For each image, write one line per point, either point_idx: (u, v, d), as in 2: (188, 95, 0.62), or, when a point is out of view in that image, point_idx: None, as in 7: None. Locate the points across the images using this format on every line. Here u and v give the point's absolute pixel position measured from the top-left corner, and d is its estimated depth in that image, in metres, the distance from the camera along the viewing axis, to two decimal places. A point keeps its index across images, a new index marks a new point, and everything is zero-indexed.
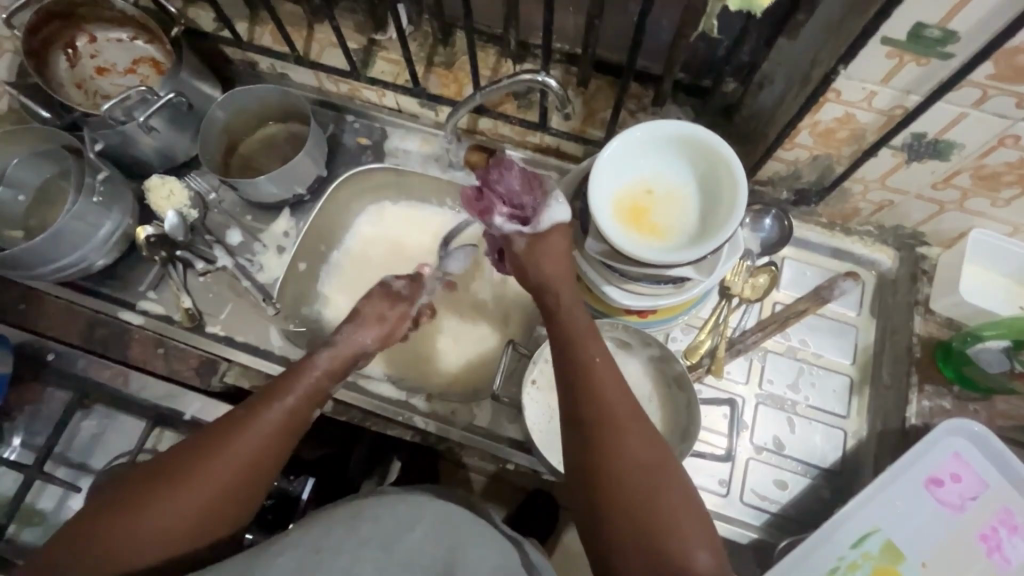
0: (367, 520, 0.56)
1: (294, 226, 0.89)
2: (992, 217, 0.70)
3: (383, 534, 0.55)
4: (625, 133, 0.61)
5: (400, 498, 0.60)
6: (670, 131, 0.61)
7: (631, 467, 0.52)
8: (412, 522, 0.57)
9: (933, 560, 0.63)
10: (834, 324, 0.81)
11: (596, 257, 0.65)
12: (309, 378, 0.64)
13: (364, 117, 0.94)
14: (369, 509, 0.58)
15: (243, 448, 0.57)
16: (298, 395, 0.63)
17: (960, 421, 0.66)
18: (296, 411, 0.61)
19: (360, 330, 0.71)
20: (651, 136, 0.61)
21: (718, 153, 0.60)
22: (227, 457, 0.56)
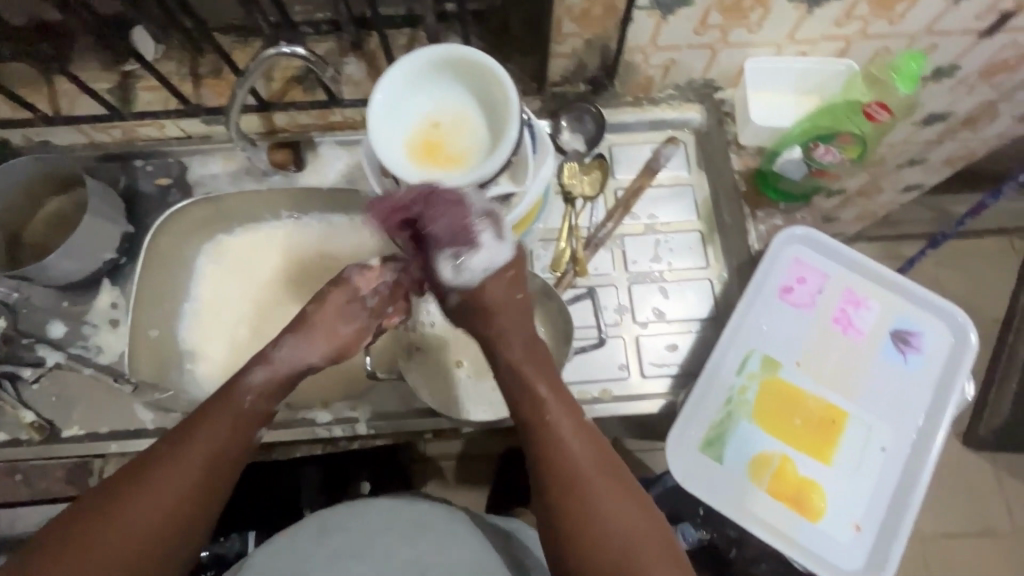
0: (337, 531, 0.62)
1: (120, 295, 0.81)
2: (755, 43, 0.75)
3: (351, 544, 0.61)
4: (379, 82, 0.59)
5: (371, 514, 0.63)
6: (418, 60, 0.59)
7: (618, 523, 0.52)
8: (378, 530, 0.62)
9: (805, 357, 0.69)
10: (672, 189, 0.85)
11: (418, 207, 0.64)
12: (235, 403, 0.57)
13: (155, 157, 0.86)
14: (338, 520, 0.62)
15: (166, 490, 0.52)
16: (223, 431, 0.55)
17: (786, 230, 0.73)
18: (221, 449, 0.55)
19: (300, 346, 0.62)
20: (418, 71, 0.60)
21: (471, 59, 0.59)
22: (152, 501, 0.51)
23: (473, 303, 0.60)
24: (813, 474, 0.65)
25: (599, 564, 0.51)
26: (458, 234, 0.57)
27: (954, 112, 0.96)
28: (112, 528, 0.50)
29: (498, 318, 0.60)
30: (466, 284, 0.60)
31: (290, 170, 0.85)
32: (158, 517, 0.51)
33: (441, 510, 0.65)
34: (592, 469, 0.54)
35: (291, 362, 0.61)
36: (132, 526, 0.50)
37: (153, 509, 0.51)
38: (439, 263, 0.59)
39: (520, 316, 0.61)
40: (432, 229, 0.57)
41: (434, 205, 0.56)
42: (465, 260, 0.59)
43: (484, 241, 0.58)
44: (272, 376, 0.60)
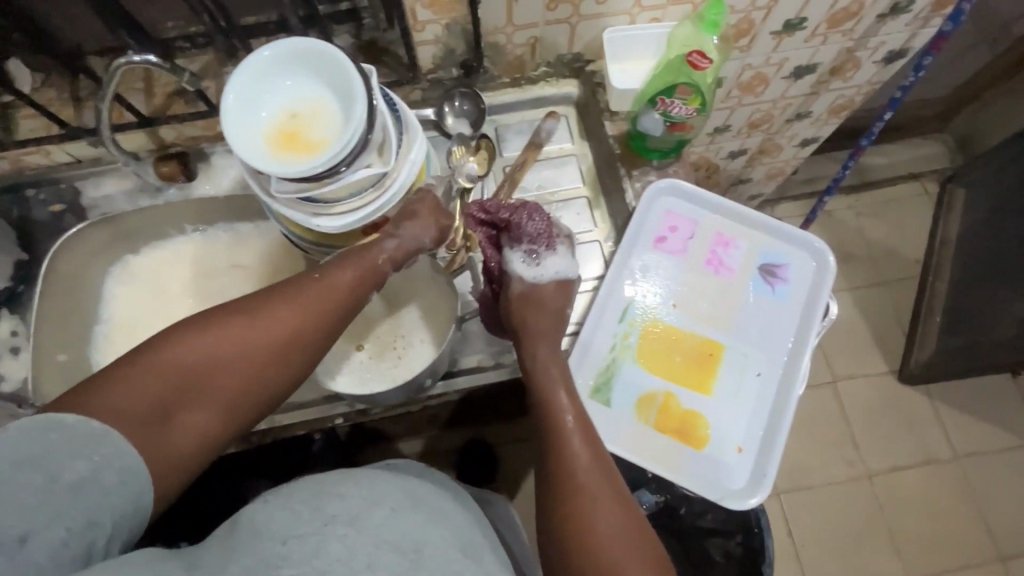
0: (329, 502, 0.51)
1: (20, 323, 0.83)
2: (607, 13, 0.80)
3: (348, 514, 0.50)
4: (228, 86, 0.62)
5: (360, 478, 0.56)
6: (262, 59, 0.62)
7: (612, 528, 0.52)
8: (377, 500, 0.53)
9: (681, 299, 0.74)
10: (557, 160, 0.90)
11: (291, 198, 0.66)
12: (371, 259, 0.64)
13: (46, 184, 0.87)
14: (329, 490, 0.53)
15: (254, 333, 0.55)
16: (351, 280, 0.61)
17: (653, 184, 0.77)
18: (354, 292, 0.61)
19: (417, 233, 0.68)
20: (264, 68, 0.63)
21: (312, 49, 0.63)
22: (261, 329, 0.55)
23: (529, 300, 0.69)
24: (694, 404, 0.69)
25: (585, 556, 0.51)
26: (538, 237, 0.69)
27: (820, 62, 1.02)
28: (248, 325, 0.55)
29: (543, 292, 0.70)
30: (530, 280, 0.70)
31: (180, 181, 0.86)
32: (262, 341, 0.55)
33: (425, 490, 0.61)
34: (588, 469, 0.56)
35: (382, 268, 0.64)
36: (218, 348, 0.54)
37: (256, 334, 0.55)
38: (514, 257, 0.70)
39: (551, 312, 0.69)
40: (525, 228, 0.69)
41: (525, 218, 0.69)
42: (525, 265, 0.70)
43: (544, 258, 0.70)
44: (359, 275, 0.62)
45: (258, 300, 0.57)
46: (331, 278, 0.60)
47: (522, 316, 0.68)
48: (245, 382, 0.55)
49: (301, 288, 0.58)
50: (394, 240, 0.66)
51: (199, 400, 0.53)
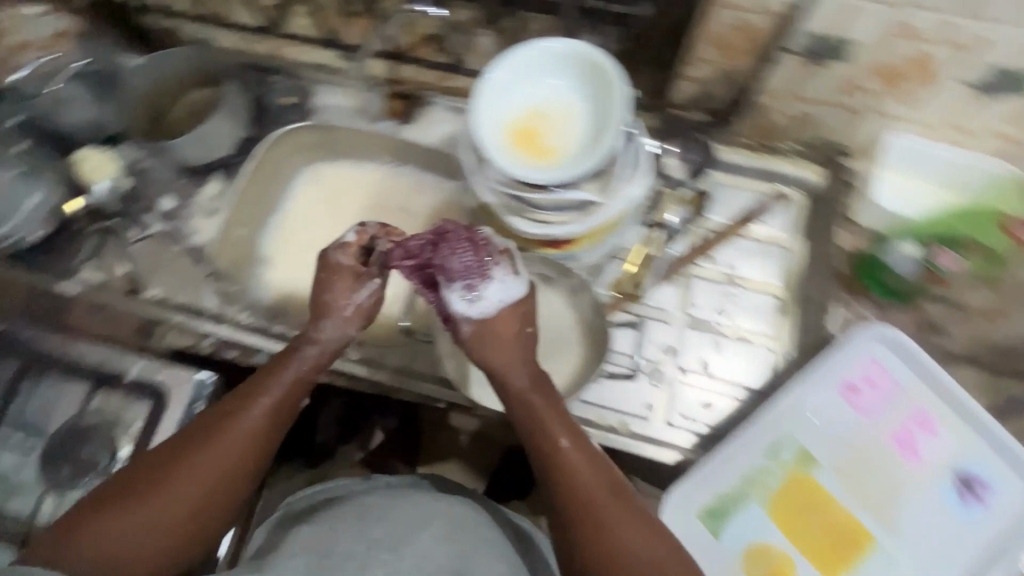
0: (376, 521, 0.61)
1: (225, 190, 0.89)
2: (905, 118, 0.69)
3: (392, 535, 0.59)
4: (492, 67, 0.60)
5: (407, 502, 0.65)
6: (536, 52, 0.60)
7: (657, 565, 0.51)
8: (421, 525, 0.61)
9: (844, 464, 0.64)
10: (760, 247, 0.81)
11: (499, 189, 0.66)
12: (291, 369, 0.58)
13: (289, 75, 0.93)
14: (376, 512, 0.62)
15: (202, 473, 0.52)
16: (274, 396, 0.56)
17: (876, 327, 0.66)
18: (277, 410, 0.56)
19: (340, 326, 0.61)
20: (521, 62, 0.60)
21: (588, 59, 0.59)
22: (195, 470, 0.52)
23: (489, 336, 0.58)
24: None
25: None
26: (469, 271, 0.60)
27: None
28: (173, 481, 0.51)
29: (500, 344, 0.58)
30: (478, 316, 0.59)
31: (399, 121, 0.90)
32: (203, 481, 0.52)
33: (467, 507, 0.67)
34: (610, 509, 0.52)
35: (327, 352, 0.61)
36: (176, 491, 0.51)
37: (205, 472, 0.52)
38: (450, 296, 0.59)
39: (512, 333, 0.58)
40: (443, 260, 0.59)
41: (451, 257, 0.60)
42: (463, 302, 0.59)
43: (482, 289, 0.59)
44: (323, 355, 0.60)
45: (179, 444, 0.53)
46: (240, 416, 0.54)
47: (500, 352, 0.58)
48: (199, 517, 0.52)
49: (229, 422, 0.54)
50: (314, 345, 0.60)
51: (143, 558, 0.50)
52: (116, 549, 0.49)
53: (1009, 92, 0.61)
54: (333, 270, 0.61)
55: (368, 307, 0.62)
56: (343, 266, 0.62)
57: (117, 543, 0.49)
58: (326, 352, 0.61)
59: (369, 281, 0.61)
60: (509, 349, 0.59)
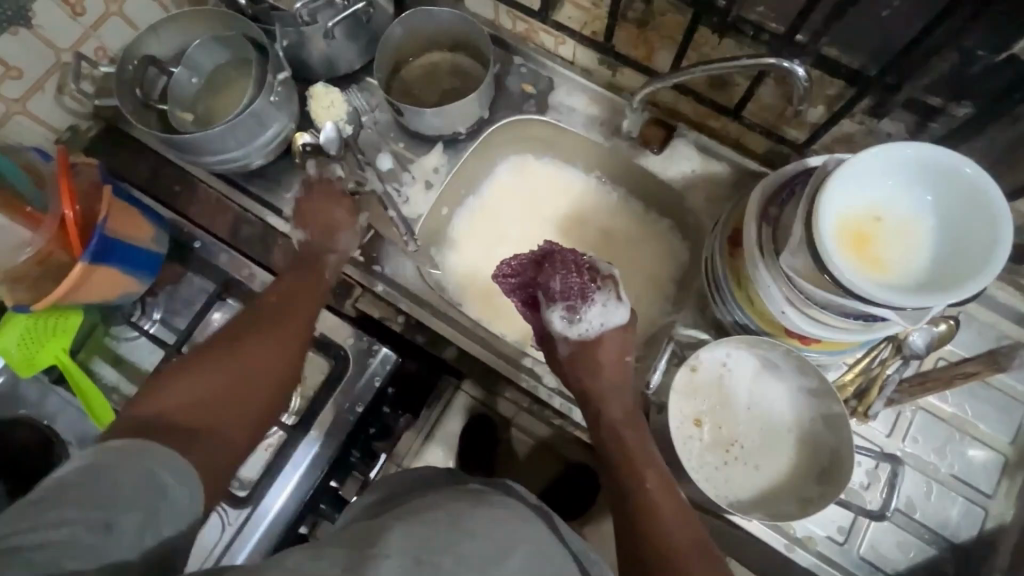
0: (467, 535, 0.43)
1: (444, 164, 0.86)
2: None
3: (484, 556, 0.42)
4: (850, 158, 0.54)
5: (497, 519, 0.46)
6: (904, 153, 0.53)
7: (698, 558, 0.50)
8: (507, 541, 0.45)
9: None
10: (1002, 398, 0.73)
11: (786, 271, 0.60)
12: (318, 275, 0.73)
13: (534, 63, 0.88)
14: (461, 518, 0.45)
15: (263, 339, 0.60)
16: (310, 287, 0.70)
17: None
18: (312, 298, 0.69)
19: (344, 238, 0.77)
20: (867, 160, 0.54)
21: (965, 177, 0.52)
22: (256, 336, 0.60)
23: (585, 356, 0.66)
24: None
25: None
26: (571, 293, 0.66)
27: None
28: (242, 344, 0.59)
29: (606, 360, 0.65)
30: (579, 336, 0.66)
31: (648, 148, 0.83)
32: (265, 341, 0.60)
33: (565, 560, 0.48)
34: (664, 511, 0.54)
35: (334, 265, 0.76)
36: (217, 366, 0.56)
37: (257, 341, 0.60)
38: (552, 318, 0.66)
39: (614, 352, 0.66)
40: (546, 283, 0.67)
41: (551, 279, 0.67)
42: (564, 322, 0.66)
43: (582, 317, 0.65)
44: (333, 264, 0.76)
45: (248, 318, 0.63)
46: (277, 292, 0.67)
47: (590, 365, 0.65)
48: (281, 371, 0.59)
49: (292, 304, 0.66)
50: (332, 252, 0.76)
51: (237, 416, 0.54)
52: (218, 394, 0.54)
53: None
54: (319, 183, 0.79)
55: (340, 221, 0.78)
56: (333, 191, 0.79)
57: (217, 391, 0.54)
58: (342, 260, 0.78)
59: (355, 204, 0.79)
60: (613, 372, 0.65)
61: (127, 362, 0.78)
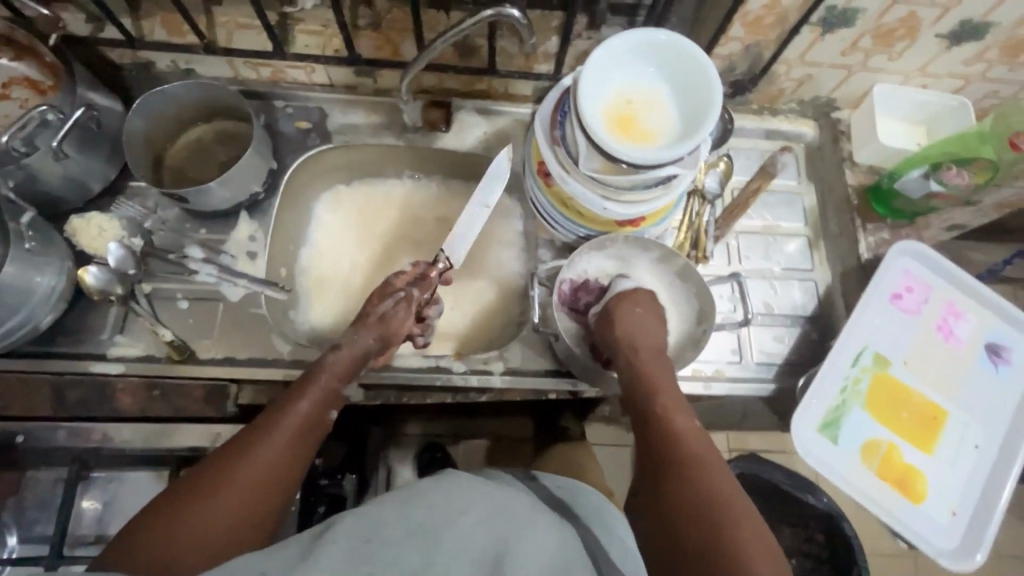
0: (421, 506, 0.52)
1: (258, 228, 0.82)
2: (888, 71, 0.83)
3: (431, 522, 0.50)
4: (582, 71, 0.64)
5: (473, 492, 0.55)
6: (616, 46, 0.64)
7: (723, 485, 0.54)
8: (462, 508, 0.52)
9: (911, 358, 0.76)
10: (784, 196, 0.91)
11: (590, 176, 0.69)
12: (317, 382, 0.65)
13: (296, 100, 0.88)
14: (420, 495, 0.54)
15: (250, 467, 0.56)
16: (309, 402, 0.63)
17: (904, 243, 0.80)
18: (312, 414, 0.63)
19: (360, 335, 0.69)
20: (597, 61, 0.64)
21: (665, 43, 0.64)
22: (241, 469, 0.56)
23: (627, 301, 0.70)
24: (916, 460, 0.73)
25: (697, 514, 0.52)
26: (619, 276, 0.79)
27: None
28: (224, 476, 0.55)
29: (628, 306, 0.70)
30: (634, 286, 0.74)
31: (438, 131, 0.88)
32: (256, 467, 0.56)
33: (526, 503, 0.56)
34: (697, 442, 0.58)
35: (351, 358, 0.68)
36: (213, 500, 0.53)
37: (248, 466, 0.56)
38: (619, 281, 0.75)
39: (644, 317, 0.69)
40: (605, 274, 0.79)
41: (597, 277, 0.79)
42: (625, 280, 0.75)
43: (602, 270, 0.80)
44: (339, 365, 0.68)
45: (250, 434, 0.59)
46: (292, 407, 0.61)
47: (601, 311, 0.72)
48: (252, 500, 0.55)
49: (280, 416, 0.61)
50: (335, 349, 0.68)
51: (196, 549, 0.51)
52: (193, 535, 0.51)
53: (971, 39, 0.75)
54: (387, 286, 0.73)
55: (396, 313, 0.72)
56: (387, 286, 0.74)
57: (192, 528, 0.52)
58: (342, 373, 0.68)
59: (393, 293, 0.72)
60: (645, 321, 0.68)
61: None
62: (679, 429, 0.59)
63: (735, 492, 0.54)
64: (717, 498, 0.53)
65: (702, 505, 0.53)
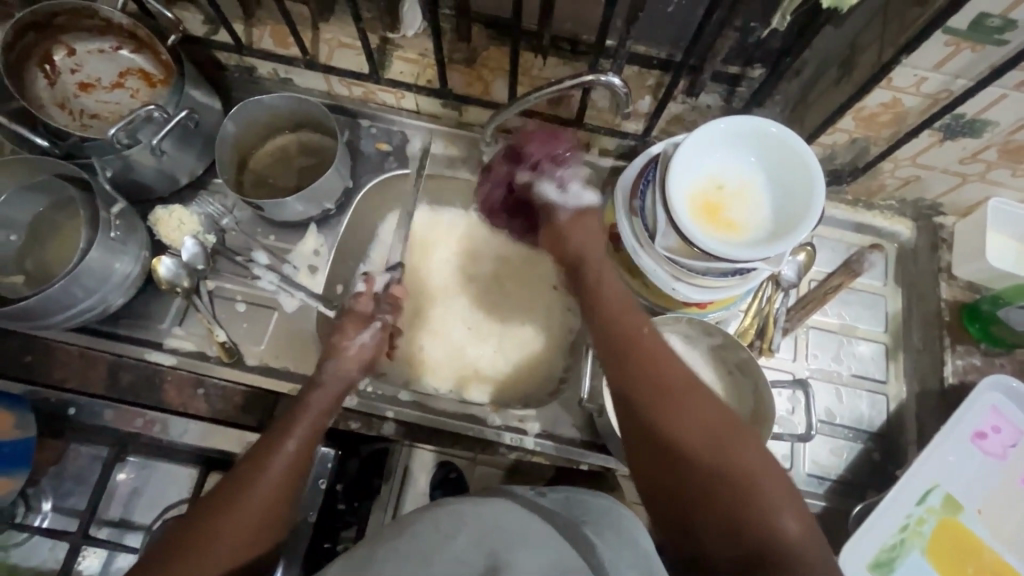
0: (411, 534, 0.53)
1: (324, 243, 0.84)
2: (1010, 186, 0.75)
3: (422, 553, 0.51)
4: (678, 149, 0.61)
5: (469, 510, 0.54)
6: (717, 128, 0.61)
7: (709, 435, 0.55)
8: (451, 531, 0.52)
9: (986, 506, 0.69)
10: (865, 296, 0.85)
11: (664, 255, 0.66)
12: (305, 417, 0.65)
13: (381, 121, 0.89)
14: (409, 523, 0.54)
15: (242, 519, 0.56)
16: (297, 440, 0.63)
17: (998, 376, 0.72)
18: (300, 452, 0.62)
19: (342, 368, 0.70)
20: (692, 143, 0.61)
21: (769, 133, 0.61)
22: (237, 517, 0.56)
23: (577, 221, 0.72)
24: None
25: (699, 479, 0.54)
26: (551, 170, 0.74)
27: None
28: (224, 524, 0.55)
29: (575, 233, 0.72)
30: (573, 205, 0.73)
31: None
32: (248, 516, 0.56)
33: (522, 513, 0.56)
34: (675, 384, 0.59)
35: (334, 391, 0.69)
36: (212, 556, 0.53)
37: (243, 514, 0.56)
38: (545, 184, 0.74)
39: (598, 232, 0.72)
40: (533, 157, 0.74)
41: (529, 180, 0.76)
42: (556, 192, 0.73)
43: (571, 182, 0.73)
44: (326, 398, 0.68)
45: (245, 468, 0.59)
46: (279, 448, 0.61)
47: (568, 258, 0.72)
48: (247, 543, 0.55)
49: (269, 459, 0.60)
50: (318, 387, 0.68)
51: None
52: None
53: None
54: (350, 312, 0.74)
55: (370, 346, 0.72)
56: (354, 313, 0.74)
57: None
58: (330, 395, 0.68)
59: (371, 324, 0.73)
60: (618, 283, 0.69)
61: (22, 569, 0.74)
62: (644, 357, 0.61)
63: (712, 402, 0.57)
64: (701, 455, 0.54)
65: (683, 457, 0.55)
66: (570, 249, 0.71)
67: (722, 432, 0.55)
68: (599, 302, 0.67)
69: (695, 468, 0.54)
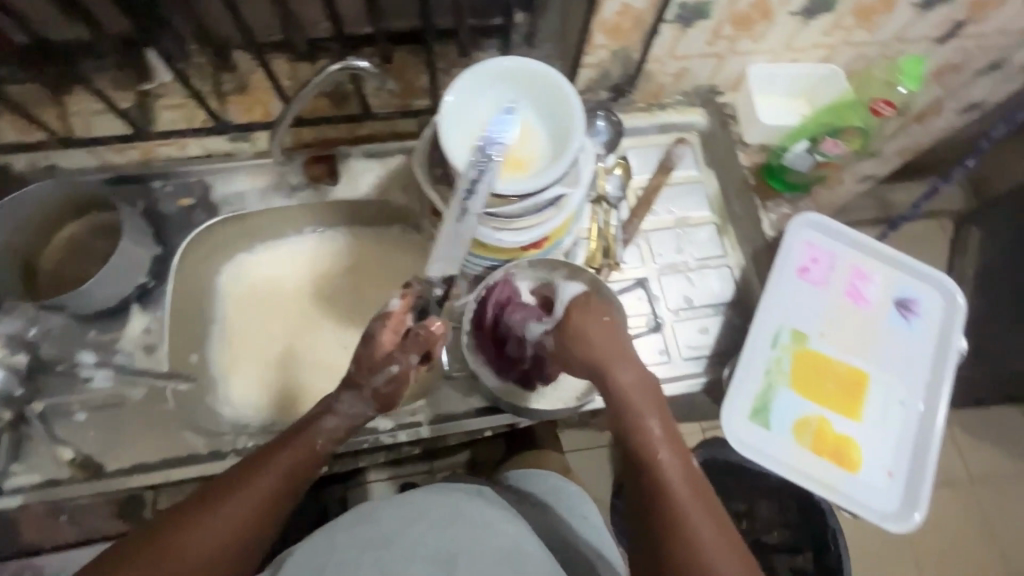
0: (371, 522, 0.61)
1: (154, 319, 0.77)
2: (757, 51, 0.84)
3: (381, 538, 0.59)
4: (440, 112, 0.62)
5: (430, 501, 0.64)
6: (468, 80, 0.63)
7: (703, 530, 0.58)
8: (412, 519, 0.61)
9: (826, 327, 0.78)
10: (685, 187, 0.91)
11: (477, 210, 0.67)
12: (307, 444, 0.62)
13: (175, 177, 0.84)
14: (370, 514, 0.62)
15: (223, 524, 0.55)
16: (291, 462, 0.61)
17: (799, 216, 0.81)
18: (292, 472, 0.60)
19: (356, 403, 0.65)
20: (456, 99, 0.63)
21: (514, 69, 0.64)
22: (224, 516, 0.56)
23: (563, 336, 0.70)
24: (847, 429, 0.74)
25: (680, 549, 0.57)
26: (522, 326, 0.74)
27: (924, 113, 1.04)
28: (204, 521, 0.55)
29: (594, 340, 0.68)
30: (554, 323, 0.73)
31: (327, 183, 0.85)
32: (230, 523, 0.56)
33: (477, 503, 0.66)
34: (677, 475, 0.62)
35: (348, 419, 0.65)
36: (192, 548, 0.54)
37: (233, 514, 0.56)
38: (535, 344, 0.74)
39: (615, 340, 0.69)
40: (512, 322, 0.74)
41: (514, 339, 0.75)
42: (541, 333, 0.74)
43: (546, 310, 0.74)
44: (339, 427, 0.65)
45: (236, 478, 0.58)
46: (271, 467, 0.59)
47: (586, 367, 0.69)
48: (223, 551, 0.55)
49: (262, 474, 0.59)
50: (326, 416, 0.64)
51: None
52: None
53: (823, 12, 0.77)
54: (373, 336, 0.65)
55: (394, 384, 0.65)
56: (380, 339, 0.65)
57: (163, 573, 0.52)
58: (338, 425, 0.65)
59: (401, 358, 0.65)
60: (646, 382, 0.67)
61: None
62: (653, 458, 0.63)
63: (705, 502, 0.61)
64: (684, 534, 0.58)
65: (665, 526, 0.59)
66: (581, 351, 0.69)
67: (715, 534, 0.58)
68: (618, 390, 0.66)
69: (685, 538, 0.58)
